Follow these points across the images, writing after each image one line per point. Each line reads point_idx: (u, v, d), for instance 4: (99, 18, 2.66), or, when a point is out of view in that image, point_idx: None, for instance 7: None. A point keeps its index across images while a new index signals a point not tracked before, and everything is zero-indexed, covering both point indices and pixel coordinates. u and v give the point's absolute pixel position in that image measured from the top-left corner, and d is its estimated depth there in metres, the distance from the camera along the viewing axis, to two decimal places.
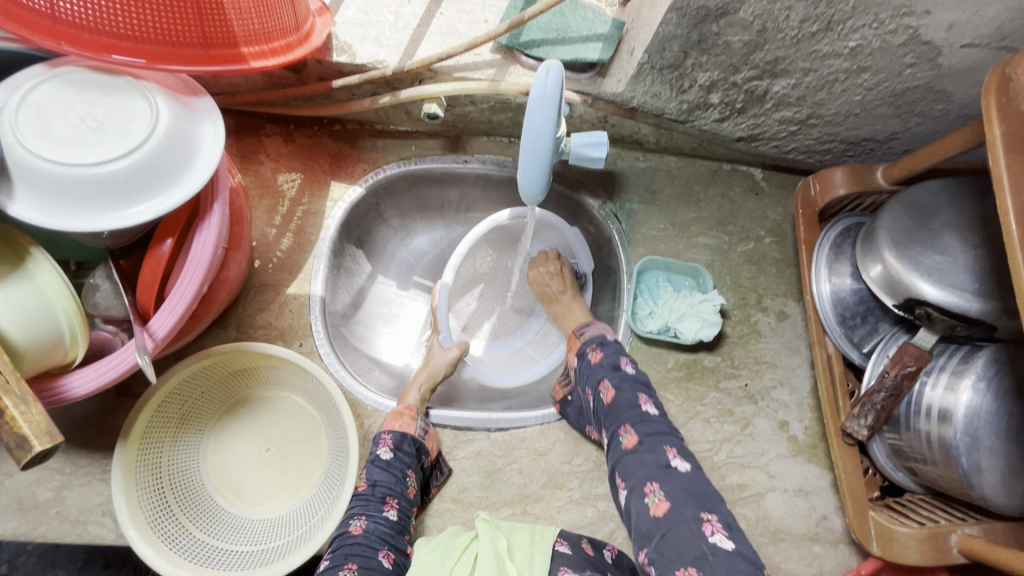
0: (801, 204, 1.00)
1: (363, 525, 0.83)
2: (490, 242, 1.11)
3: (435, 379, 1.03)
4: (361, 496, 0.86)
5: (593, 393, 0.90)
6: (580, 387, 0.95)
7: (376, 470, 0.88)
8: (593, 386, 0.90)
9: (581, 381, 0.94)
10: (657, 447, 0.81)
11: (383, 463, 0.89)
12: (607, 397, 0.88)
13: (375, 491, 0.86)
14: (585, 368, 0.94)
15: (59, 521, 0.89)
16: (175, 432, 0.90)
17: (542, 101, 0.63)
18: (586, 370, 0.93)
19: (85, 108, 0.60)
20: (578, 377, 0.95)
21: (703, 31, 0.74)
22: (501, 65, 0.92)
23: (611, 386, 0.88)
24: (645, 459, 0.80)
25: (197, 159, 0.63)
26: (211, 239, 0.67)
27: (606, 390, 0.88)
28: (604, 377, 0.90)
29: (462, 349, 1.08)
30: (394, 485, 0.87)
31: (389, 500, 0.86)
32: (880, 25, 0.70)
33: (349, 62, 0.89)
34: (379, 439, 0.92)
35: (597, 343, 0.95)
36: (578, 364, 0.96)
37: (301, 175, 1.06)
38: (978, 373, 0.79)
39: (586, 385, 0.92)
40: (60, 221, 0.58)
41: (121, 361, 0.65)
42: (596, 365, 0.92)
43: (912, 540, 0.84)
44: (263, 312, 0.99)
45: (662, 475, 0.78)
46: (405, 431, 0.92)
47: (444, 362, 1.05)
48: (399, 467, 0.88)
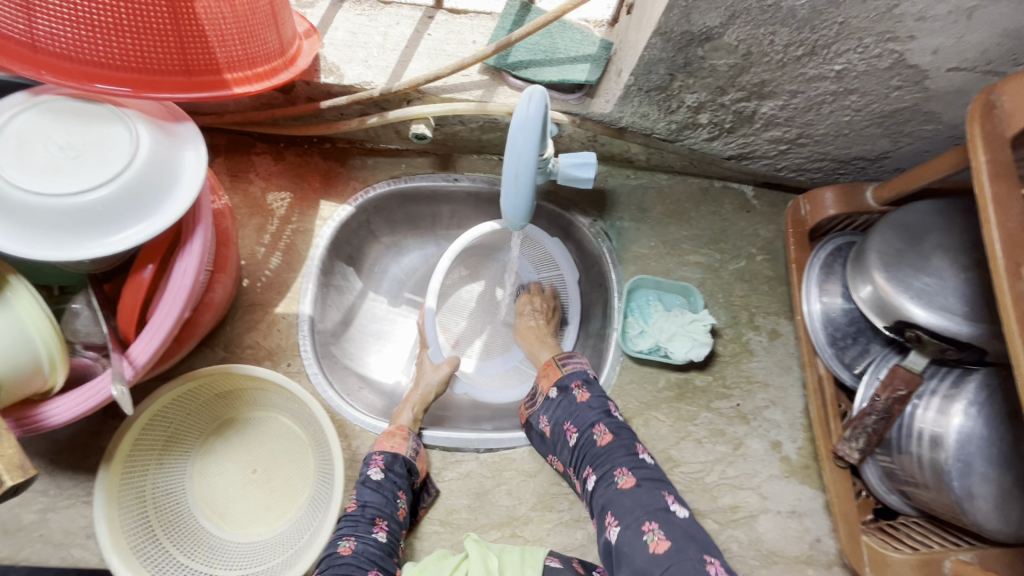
0: (791, 224, 1.00)
1: (352, 546, 0.82)
2: (466, 258, 1.16)
3: (428, 398, 1.02)
4: (352, 516, 0.85)
5: (584, 434, 0.90)
6: (556, 423, 0.93)
7: (367, 491, 0.87)
8: (584, 429, 0.90)
9: (560, 418, 0.93)
10: (654, 491, 0.82)
11: (373, 483, 0.88)
12: (602, 440, 0.88)
13: (365, 511, 0.85)
14: (567, 404, 0.93)
15: (43, 544, 0.88)
16: (160, 454, 0.89)
17: (525, 126, 0.63)
18: (572, 407, 0.93)
19: (65, 136, 0.60)
20: (558, 412, 0.94)
21: (689, 54, 0.74)
22: (489, 85, 0.92)
23: (605, 431, 0.89)
24: (642, 499, 0.80)
25: (178, 186, 0.63)
26: (192, 266, 0.66)
27: (601, 432, 0.89)
28: (597, 420, 0.90)
29: (452, 366, 1.07)
30: (384, 506, 0.86)
31: (378, 521, 0.84)
32: (865, 49, 0.70)
33: (337, 83, 0.89)
34: (371, 458, 0.91)
35: (584, 381, 0.95)
36: (558, 399, 0.95)
37: (291, 194, 1.06)
38: (969, 399, 0.78)
39: (574, 424, 0.91)
40: (38, 250, 0.57)
41: (98, 390, 0.65)
42: (586, 406, 0.92)
43: (904, 566, 0.83)
44: (250, 332, 0.99)
45: (662, 517, 0.78)
46: (397, 451, 0.91)
47: (436, 381, 1.04)
48: (389, 489, 0.87)
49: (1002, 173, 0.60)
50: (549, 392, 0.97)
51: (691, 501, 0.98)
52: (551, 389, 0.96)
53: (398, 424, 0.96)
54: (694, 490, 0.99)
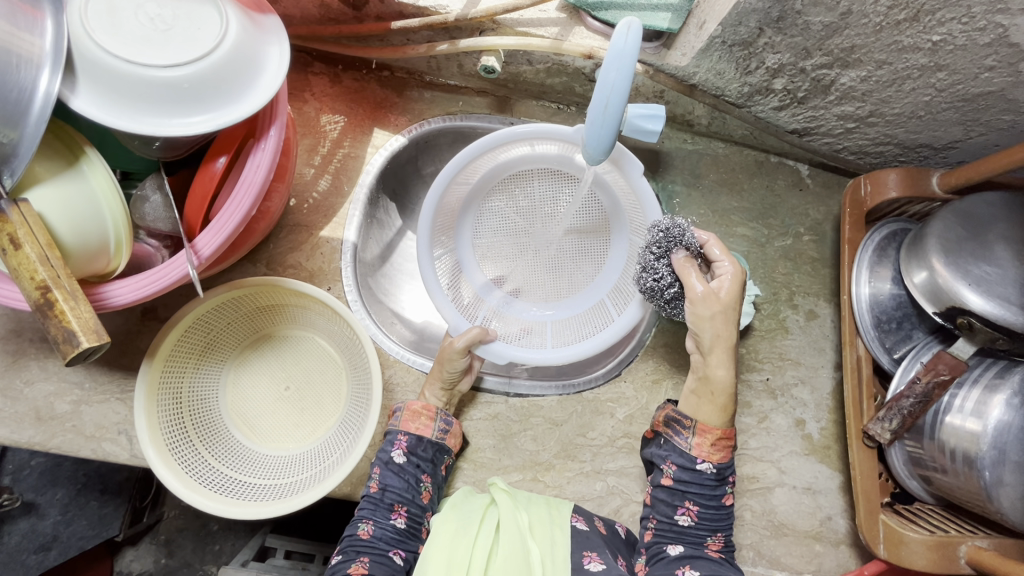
0: (850, 203, 0.96)
1: (370, 529, 0.81)
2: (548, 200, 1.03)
3: (444, 380, 0.93)
4: (372, 499, 0.84)
5: (699, 528, 0.83)
6: (681, 492, 0.84)
7: (389, 474, 0.86)
8: (704, 526, 0.83)
9: (688, 492, 0.83)
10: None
11: (396, 466, 0.87)
12: (712, 544, 0.83)
13: (385, 496, 0.85)
14: (704, 492, 0.83)
15: (75, 435, 0.89)
16: (198, 359, 0.90)
17: (620, 57, 0.61)
18: (712, 500, 0.83)
19: (155, 8, 0.58)
20: (690, 485, 0.83)
21: (786, 7, 0.72)
22: (566, 24, 0.90)
23: (720, 541, 0.83)
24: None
25: (262, 77, 0.61)
26: (265, 162, 0.65)
27: (717, 539, 0.83)
28: (722, 528, 0.84)
29: (465, 339, 0.92)
30: (405, 491, 0.85)
31: (397, 507, 0.84)
32: (970, 20, 0.68)
33: (412, 4, 0.87)
34: (395, 438, 0.90)
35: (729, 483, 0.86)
36: (707, 481, 0.83)
37: (345, 118, 1.04)
38: (1012, 390, 0.78)
39: (699, 514, 0.83)
40: (122, 121, 0.57)
41: (166, 275, 0.65)
42: (722, 512, 0.84)
43: (920, 545, 0.84)
44: (294, 252, 0.98)
45: None
46: (420, 434, 0.90)
47: (444, 363, 0.92)
48: (411, 472, 0.87)
49: None
50: (702, 464, 0.83)
51: None
52: (708, 466, 0.83)
53: (420, 404, 0.92)
54: None
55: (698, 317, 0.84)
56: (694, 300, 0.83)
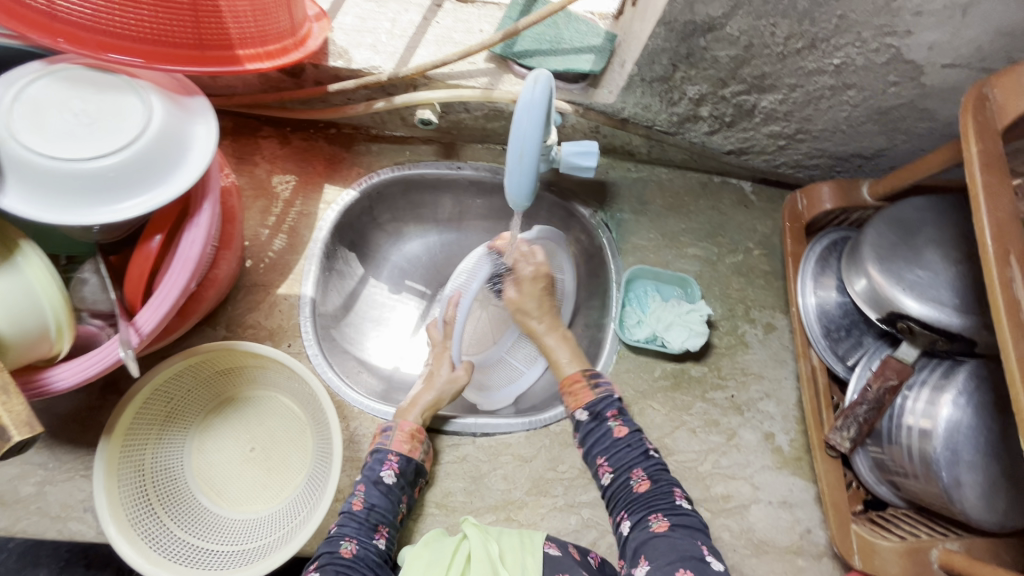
0: (789, 217, 1.03)
1: (354, 548, 0.82)
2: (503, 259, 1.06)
3: (438, 404, 0.97)
4: (356, 516, 0.84)
5: (620, 476, 0.90)
6: (590, 454, 0.93)
7: (376, 493, 0.86)
8: (621, 471, 0.90)
9: (594, 452, 0.93)
10: (689, 538, 0.81)
11: (384, 487, 0.87)
12: (639, 486, 0.88)
13: (370, 515, 0.85)
14: (603, 438, 0.92)
15: (39, 517, 0.88)
16: (160, 428, 0.90)
17: (530, 109, 0.65)
18: (609, 442, 0.92)
19: (79, 104, 0.62)
20: (592, 446, 0.93)
21: (691, 45, 0.76)
22: (495, 73, 0.94)
23: (643, 476, 0.89)
24: (676, 545, 0.80)
25: (188, 157, 0.64)
26: (199, 237, 0.68)
27: (639, 478, 0.89)
28: (636, 464, 0.90)
29: (469, 373, 1.02)
30: (388, 513, 0.86)
31: (381, 527, 0.85)
32: (863, 43, 0.72)
33: (346, 67, 0.91)
34: (384, 457, 0.89)
35: (618, 411, 0.94)
36: (593, 428, 0.93)
37: (296, 177, 1.07)
38: (958, 389, 0.80)
39: (611, 465, 0.90)
40: (50, 214, 0.59)
41: (104, 356, 0.65)
42: (624, 444, 0.91)
43: (891, 553, 0.85)
44: (252, 312, 1.00)
45: (695, 564, 0.77)
46: (412, 457, 0.90)
47: (451, 388, 0.99)
48: (397, 493, 0.87)
49: (992, 164, 0.62)
50: (578, 413, 0.95)
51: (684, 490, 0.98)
52: (581, 412, 0.95)
53: (414, 425, 0.93)
54: (688, 478, 0.99)
55: (531, 296, 1.04)
56: (513, 299, 1.04)
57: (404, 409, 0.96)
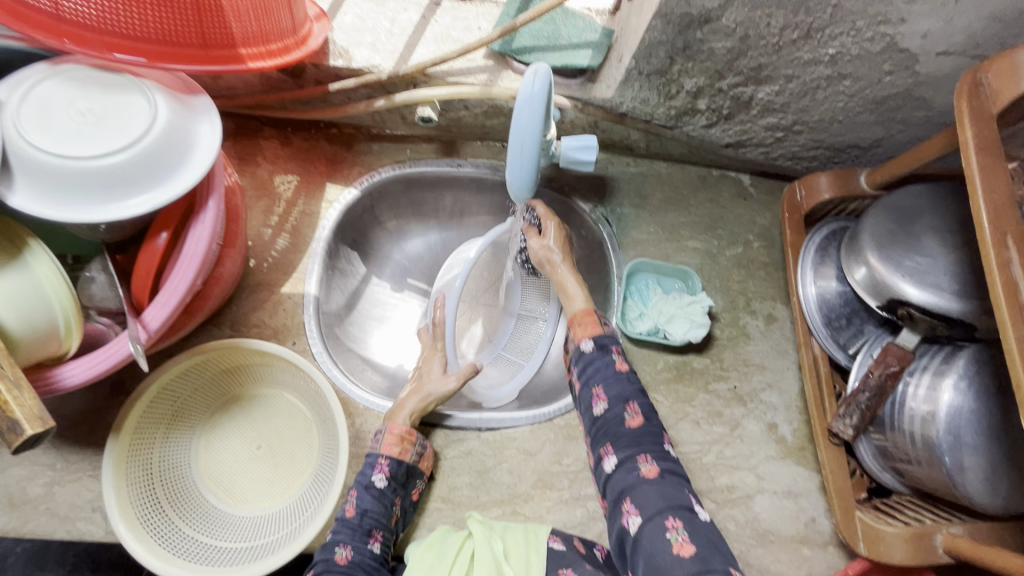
0: (788, 208, 1.03)
1: (348, 554, 0.82)
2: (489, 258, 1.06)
3: (426, 406, 0.95)
4: (350, 523, 0.84)
5: (614, 407, 0.86)
6: (585, 382, 0.90)
7: (367, 498, 0.86)
8: (616, 403, 0.86)
9: (592, 379, 0.89)
10: (678, 486, 0.79)
11: (376, 490, 0.87)
12: (632, 420, 0.85)
13: (363, 521, 0.85)
14: (604, 368, 0.89)
15: (49, 517, 0.89)
16: (167, 427, 0.91)
17: (530, 101, 0.65)
18: (607, 373, 0.89)
19: (85, 104, 0.62)
20: (590, 374, 0.89)
21: (688, 38, 0.77)
22: (494, 70, 0.95)
23: (637, 412, 0.86)
24: (666, 492, 0.77)
25: (193, 155, 0.65)
26: (205, 234, 0.68)
27: (633, 412, 0.85)
28: (631, 397, 0.87)
29: (461, 380, 0.97)
30: (381, 517, 0.86)
31: (375, 532, 0.85)
32: (858, 32, 0.73)
33: (346, 67, 0.92)
34: (375, 462, 0.89)
35: (621, 349, 0.92)
36: (595, 358, 0.90)
37: (298, 177, 1.08)
38: (959, 373, 0.80)
39: (606, 393, 0.87)
40: (58, 212, 0.60)
41: (113, 352, 0.66)
42: (623, 377, 0.88)
43: (896, 539, 0.85)
44: (256, 311, 1.00)
45: (687, 515, 0.75)
46: (403, 459, 0.89)
47: (440, 390, 0.96)
48: (390, 497, 0.87)
49: (988, 147, 0.63)
50: (583, 343, 0.92)
51: (689, 481, 0.98)
52: (587, 343, 0.92)
53: (403, 427, 0.91)
54: (692, 469, 0.99)
55: (548, 262, 1.00)
56: (536, 248, 1.02)
57: (394, 411, 0.95)
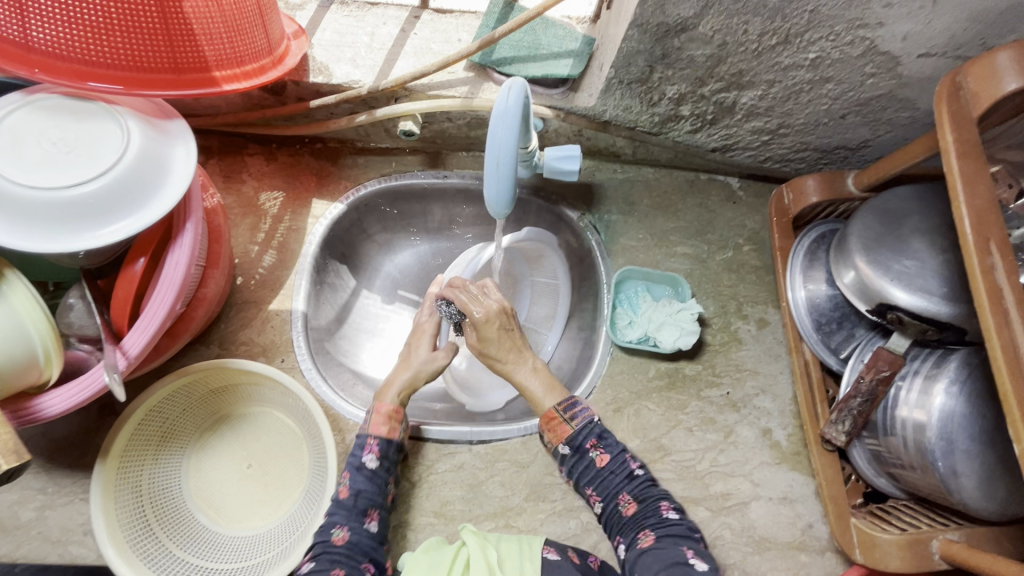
0: (775, 212, 1.03)
1: (345, 535, 0.80)
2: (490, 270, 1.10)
3: (415, 384, 0.95)
4: (344, 505, 0.82)
5: (608, 504, 0.87)
6: (579, 487, 0.91)
7: (361, 479, 0.84)
8: (608, 500, 0.87)
9: (582, 483, 0.90)
10: (674, 546, 0.80)
11: (369, 471, 0.85)
12: (627, 510, 0.86)
13: (358, 500, 0.83)
14: (585, 470, 0.89)
15: (40, 542, 0.88)
16: (156, 449, 0.91)
17: (505, 116, 0.65)
18: (591, 474, 0.89)
19: (57, 133, 0.63)
20: (578, 476, 0.90)
21: (666, 46, 0.76)
22: (475, 82, 0.95)
23: (630, 499, 0.87)
24: (662, 555, 0.79)
25: (168, 179, 0.65)
26: (183, 258, 0.68)
27: (626, 501, 0.86)
28: (620, 489, 0.87)
29: (450, 354, 0.99)
30: (376, 495, 0.84)
31: (371, 511, 0.83)
32: (836, 37, 0.72)
33: (326, 83, 0.91)
34: (364, 443, 0.87)
35: (597, 440, 0.90)
36: (575, 462, 0.90)
37: (284, 193, 1.08)
38: (951, 377, 0.79)
39: (598, 493, 0.88)
40: (31, 243, 0.60)
41: (91, 381, 0.66)
42: (606, 472, 0.88)
43: (893, 546, 0.84)
44: (245, 329, 1.00)
45: (683, 572, 0.76)
46: (392, 437, 0.89)
47: (428, 367, 0.96)
48: (383, 477, 0.86)
49: (968, 152, 0.62)
50: (560, 448, 0.90)
51: (683, 489, 0.98)
52: (562, 445, 0.90)
53: (391, 406, 0.91)
54: (686, 477, 0.98)
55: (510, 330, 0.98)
56: (475, 343, 0.98)
57: (382, 390, 0.94)
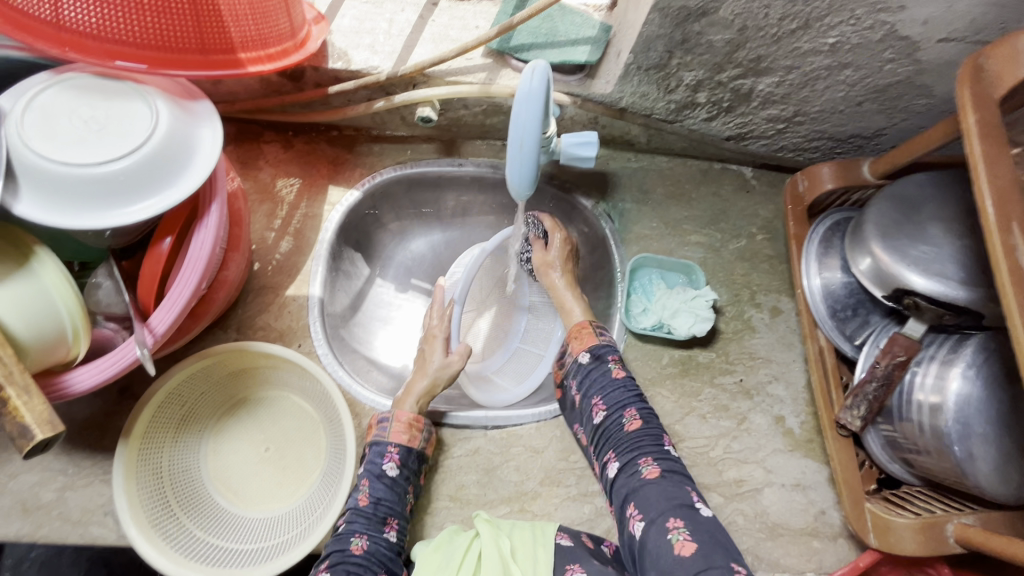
0: (790, 200, 1.03)
1: (364, 544, 0.81)
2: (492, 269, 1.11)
3: (434, 390, 0.96)
4: (364, 512, 0.83)
5: (613, 414, 0.89)
6: (584, 394, 0.93)
7: (381, 487, 0.85)
8: (614, 408, 0.89)
9: (591, 391, 0.93)
10: (680, 485, 0.82)
11: (388, 480, 0.86)
12: (631, 424, 0.88)
13: (377, 509, 0.84)
14: (600, 376, 0.93)
15: (61, 522, 0.89)
16: (176, 431, 0.92)
17: (528, 99, 0.65)
18: (605, 382, 0.92)
19: (87, 111, 0.63)
20: (588, 384, 0.93)
21: (686, 30, 0.77)
22: (492, 68, 0.95)
23: (636, 415, 0.89)
24: (668, 492, 0.81)
25: (195, 159, 0.66)
26: (209, 238, 0.69)
27: (631, 416, 0.89)
28: (629, 402, 0.90)
29: (464, 358, 0.98)
30: (395, 504, 0.85)
31: (390, 520, 0.84)
32: (857, 21, 0.73)
33: (345, 69, 0.92)
34: (384, 450, 0.88)
35: (618, 356, 0.95)
36: (592, 368, 0.94)
37: (300, 180, 1.08)
38: (967, 362, 0.80)
39: (604, 402, 0.91)
40: (63, 219, 0.60)
41: (120, 358, 0.66)
42: (619, 383, 0.92)
43: (907, 530, 0.84)
44: (262, 314, 1.01)
45: (687, 513, 0.78)
46: (412, 446, 0.89)
47: (445, 373, 0.96)
48: (403, 485, 0.87)
49: (990, 133, 0.63)
50: (579, 356, 0.96)
51: (697, 475, 0.98)
52: (583, 355, 0.95)
53: (411, 415, 0.91)
54: (700, 464, 0.99)
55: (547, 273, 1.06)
56: (511, 282, 1.05)
57: (401, 398, 0.95)
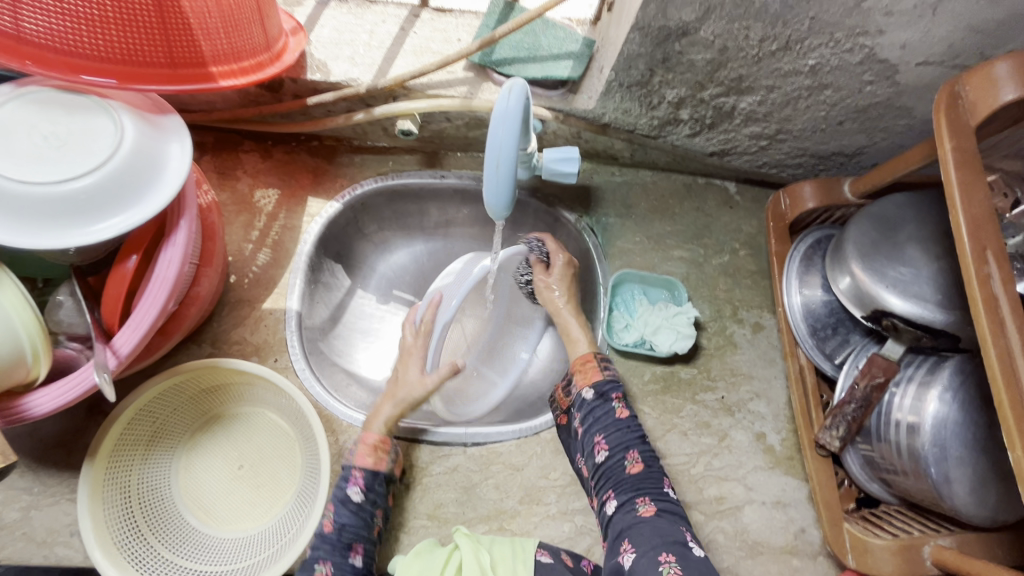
0: (772, 218, 1.05)
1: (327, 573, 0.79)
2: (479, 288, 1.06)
3: (402, 413, 0.93)
4: (328, 538, 0.81)
5: (615, 455, 0.88)
6: (587, 432, 0.91)
7: (345, 512, 0.83)
8: (616, 449, 0.88)
9: (592, 428, 0.91)
10: (674, 524, 0.81)
11: (353, 505, 0.84)
12: (632, 467, 0.87)
13: (342, 535, 0.82)
14: (604, 416, 0.91)
15: (25, 543, 0.87)
16: (145, 449, 0.90)
17: (505, 118, 0.64)
18: (608, 421, 0.91)
19: (49, 127, 0.62)
20: (591, 421, 0.91)
21: (667, 50, 0.76)
22: (474, 82, 0.95)
23: (637, 458, 0.88)
24: (660, 529, 0.80)
25: (162, 176, 0.64)
26: (176, 256, 0.67)
27: (633, 459, 0.88)
28: (632, 445, 0.89)
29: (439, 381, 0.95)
30: (361, 529, 0.83)
31: (354, 545, 0.82)
32: (836, 44, 0.73)
33: (324, 80, 0.91)
34: (349, 474, 0.86)
35: (622, 396, 0.93)
36: (596, 406, 0.92)
37: (278, 191, 1.06)
38: (944, 385, 0.79)
39: (608, 441, 0.89)
40: (21, 239, 0.58)
41: (80, 381, 0.64)
42: (623, 424, 0.91)
43: (885, 552, 0.84)
44: (237, 328, 0.99)
45: (679, 550, 0.77)
46: (377, 470, 0.87)
47: (412, 395, 0.94)
48: (368, 510, 0.84)
49: (967, 160, 0.63)
50: (584, 391, 0.93)
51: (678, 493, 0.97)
52: (587, 390, 0.93)
53: (377, 437, 0.89)
54: (680, 481, 0.98)
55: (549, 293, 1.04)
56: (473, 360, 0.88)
57: (369, 419, 0.93)
